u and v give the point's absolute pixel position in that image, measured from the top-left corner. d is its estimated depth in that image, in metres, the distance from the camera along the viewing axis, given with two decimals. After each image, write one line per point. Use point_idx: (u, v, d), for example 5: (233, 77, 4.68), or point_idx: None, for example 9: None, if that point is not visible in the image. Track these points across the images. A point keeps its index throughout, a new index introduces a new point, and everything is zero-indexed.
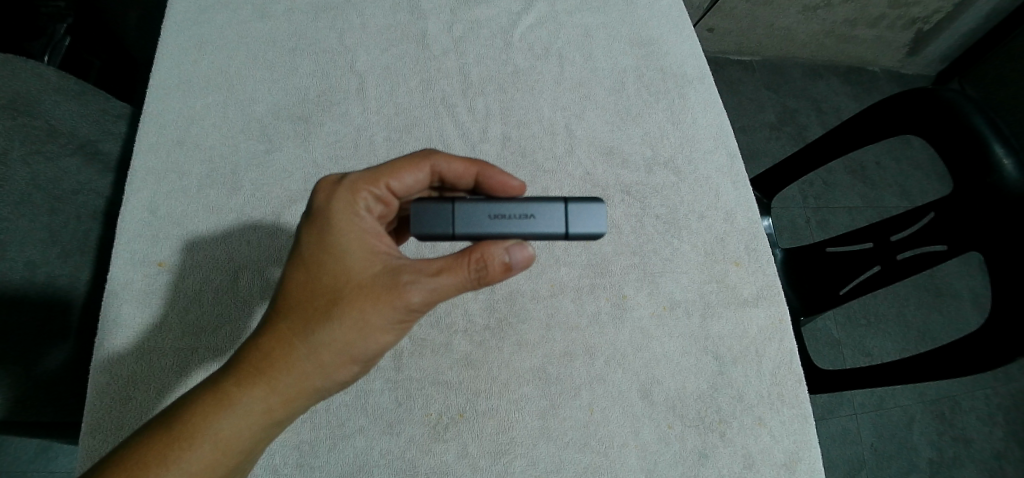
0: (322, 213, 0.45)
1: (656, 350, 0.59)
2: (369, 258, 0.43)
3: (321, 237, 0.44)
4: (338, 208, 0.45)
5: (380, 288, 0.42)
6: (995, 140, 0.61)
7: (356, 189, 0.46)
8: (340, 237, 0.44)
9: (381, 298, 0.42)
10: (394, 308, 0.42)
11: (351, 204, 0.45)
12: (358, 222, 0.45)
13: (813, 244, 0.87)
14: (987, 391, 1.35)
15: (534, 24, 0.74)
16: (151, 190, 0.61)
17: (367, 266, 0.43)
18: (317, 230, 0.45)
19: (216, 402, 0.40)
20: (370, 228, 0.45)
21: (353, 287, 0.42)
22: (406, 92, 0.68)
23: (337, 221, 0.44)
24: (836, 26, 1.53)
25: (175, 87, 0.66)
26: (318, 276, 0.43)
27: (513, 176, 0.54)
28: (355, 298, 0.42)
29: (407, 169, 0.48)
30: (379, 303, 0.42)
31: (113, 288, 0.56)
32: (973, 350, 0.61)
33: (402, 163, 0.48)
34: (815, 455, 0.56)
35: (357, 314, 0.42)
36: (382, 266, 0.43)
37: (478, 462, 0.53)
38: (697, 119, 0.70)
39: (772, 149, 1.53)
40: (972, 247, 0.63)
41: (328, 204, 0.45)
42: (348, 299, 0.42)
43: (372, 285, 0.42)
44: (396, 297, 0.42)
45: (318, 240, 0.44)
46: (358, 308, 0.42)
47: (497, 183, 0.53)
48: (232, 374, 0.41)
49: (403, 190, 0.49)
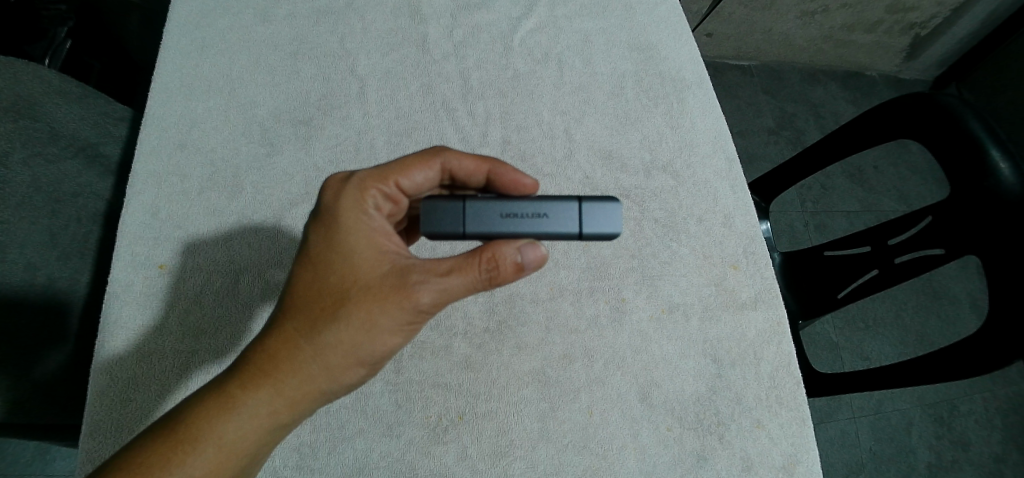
0: (329, 211, 0.45)
1: (655, 353, 0.59)
2: (377, 258, 0.44)
3: (328, 236, 0.45)
4: (346, 206, 0.45)
5: (387, 288, 0.42)
6: (991, 144, 0.61)
7: (365, 187, 0.46)
8: (349, 236, 0.44)
9: (389, 299, 0.42)
10: (402, 309, 0.42)
11: (359, 203, 0.45)
12: (366, 220, 0.45)
13: (812, 248, 0.88)
14: (986, 394, 1.35)
15: (534, 29, 0.74)
16: (153, 193, 0.61)
17: (375, 266, 0.43)
18: (325, 229, 0.45)
19: (221, 404, 0.41)
20: (378, 227, 0.45)
21: (361, 288, 0.42)
22: (407, 96, 0.68)
23: (346, 219, 0.45)
24: (834, 31, 1.54)
25: (177, 90, 0.66)
26: (324, 276, 0.43)
27: (524, 174, 0.54)
28: (363, 299, 0.42)
29: (416, 167, 0.49)
30: (388, 304, 0.42)
31: (114, 289, 0.56)
32: (972, 353, 0.62)
33: (411, 161, 0.49)
34: (813, 457, 0.57)
35: (366, 315, 0.42)
36: (390, 266, 0.43)
37: (478, 464, 0.53)
38: (696, 123, 0.71)
39: (770, 154, 1.54)
40: (970, 251, 0.64)
41: (335, 203, 0.46)
42: (355, 300, 0.42)
43: (380, 287, 0.42)
44: (404, 298, 0.42)
45: (325, 239, 0.44)
46: (366, 309, 0.42)
47: (508, 180, 0.53)
48: (237, 376, 0.42)
49: (412, 189, 0.49)
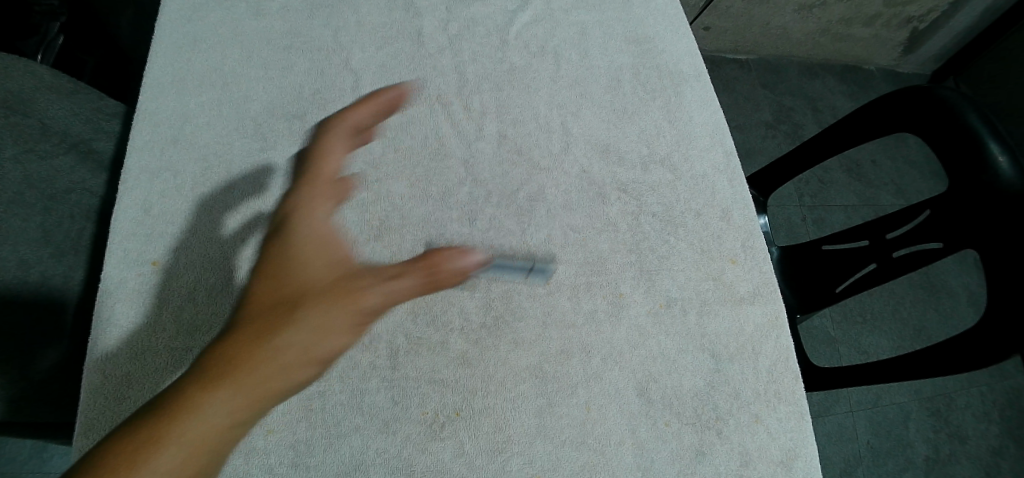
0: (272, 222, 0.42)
1: (652, 348, 0.59)
2: (327, 265, 0.41)
3: (270, 245, 0.41)
4: (292, 212, 0.42)
5: (337, 292, 0.39)
6: (990, 137, 0.63)
7: (307, 190, 0.43)
8: (297, 238, 0.41)
9: (340, 301, 0.39)
10: (354, 311, 0.39)
11: (303, 207, 0.42)
12: (314, 223, 0.42)
13: (809, 242, 0.89)
14: (981, 388, 1.37)
15: (530, 22, 0.74)
16: (145, 189, 0.59)
17: (325, 273, 0.40)
18: (267, 240, 0.41)
19: (129, 445, 0.30)
20: (324, 228, 0.42)
21: (311, 293, 0.39)
22: (402, 90, 0.67)
23: (293, 225, 0.41)
24: (832, 25, 1.53)
25: (165, 84, 0.64)
26: (270, 283, 0.39)
27: (396, 106, 0.48)
28: (314, 301, 0.39)
29: (339, 148, 0.45)
30: (338, 305, 0.39)
31: (105, 287, 0.55)
32: (967, 345, 0.63)
33: (329, 141, 0.45)
34: (811, 452, 0.57)
35: (319, 316, 0.38)
36: (338, 272, 0.40)
37: (476, 461, 0.52)
38: (693, 116, 0.71)
39: (769, 148, 1.53)
40: (969, 244, 0.65)
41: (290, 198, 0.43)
42: (307, 303, 0.38)
43: (343, 289, 0.39)
44: (354, 302, 0.39)
45: (266, 250, 0.41)
46: (319, 311, 0.38)
47: (394, 109, 0.48)
48: (161, 400, 0.33)
49: (339, 172, 0.45)
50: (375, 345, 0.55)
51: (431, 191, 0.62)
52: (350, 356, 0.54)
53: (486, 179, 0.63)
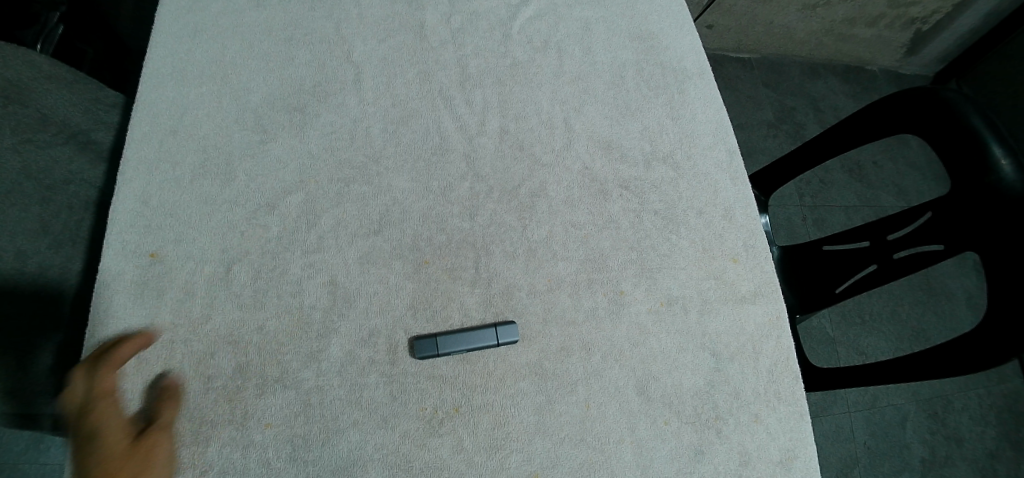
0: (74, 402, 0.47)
1: (653, 346, 0.59)
2: (115, 433, 0.47)
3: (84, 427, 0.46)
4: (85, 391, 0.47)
5: (137, 454, 0.46)
6: (993, 140, 0.63)
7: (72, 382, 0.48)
8: (102, 423, 0.47)
9: (146, 462, 0.46)
10: (158, 467, 0.46)
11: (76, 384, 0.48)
12: (108, 399, 0.48)
13: (810, 242, 0.89)
14: (978, 391, 1.37)
15: (533, 17, 0.73)
16: (143, 180, 0.58)
17: (111, 436, 0.47)
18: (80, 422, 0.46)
19: None
20: (113, 412, 0.48)
21: (119, 459, 0.46)
22: (404, 83, 0.66)
23: (81, 408, 0.47)
24: (836, 24, 1.53)
25: (163, 73, 0.63)
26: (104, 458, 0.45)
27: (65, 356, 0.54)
28: (134, 464, 0.46)
29: (119, 350, 0.49)
30: (145, 467, 0.46)
31: (103, 279, 0.54)
32: (968, 347, 0.63)
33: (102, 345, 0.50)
34: (810, 452, 0.57)
35: (147, 470, 0.46)
36: (119, 434, 0.47)
37: (474, 457, 0.52)
38: (696, 114, 0.71)
39: (770, 148, 1.53)
40: (970, 246, 0.66)
41: (140, 417, 0.50)
42: (136, 464, 0.46)
43: (132, 454, 0.46)
44: (154, 459, 0.46)
45: (86, 429, 0.46)
46: (143, 465, 0.46)
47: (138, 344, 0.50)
48: None
49: (129, 387, 0.51)
50: (374, 339, 0.54)
51: (432, 185, 0.61)
52: (349, 350, 0.54)
53: (487, 174, 0.63)
